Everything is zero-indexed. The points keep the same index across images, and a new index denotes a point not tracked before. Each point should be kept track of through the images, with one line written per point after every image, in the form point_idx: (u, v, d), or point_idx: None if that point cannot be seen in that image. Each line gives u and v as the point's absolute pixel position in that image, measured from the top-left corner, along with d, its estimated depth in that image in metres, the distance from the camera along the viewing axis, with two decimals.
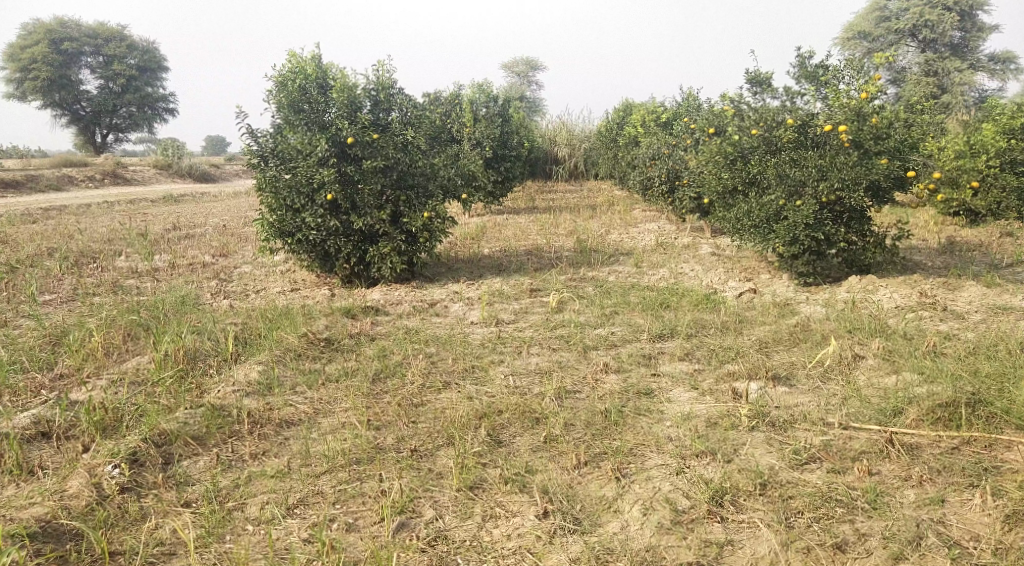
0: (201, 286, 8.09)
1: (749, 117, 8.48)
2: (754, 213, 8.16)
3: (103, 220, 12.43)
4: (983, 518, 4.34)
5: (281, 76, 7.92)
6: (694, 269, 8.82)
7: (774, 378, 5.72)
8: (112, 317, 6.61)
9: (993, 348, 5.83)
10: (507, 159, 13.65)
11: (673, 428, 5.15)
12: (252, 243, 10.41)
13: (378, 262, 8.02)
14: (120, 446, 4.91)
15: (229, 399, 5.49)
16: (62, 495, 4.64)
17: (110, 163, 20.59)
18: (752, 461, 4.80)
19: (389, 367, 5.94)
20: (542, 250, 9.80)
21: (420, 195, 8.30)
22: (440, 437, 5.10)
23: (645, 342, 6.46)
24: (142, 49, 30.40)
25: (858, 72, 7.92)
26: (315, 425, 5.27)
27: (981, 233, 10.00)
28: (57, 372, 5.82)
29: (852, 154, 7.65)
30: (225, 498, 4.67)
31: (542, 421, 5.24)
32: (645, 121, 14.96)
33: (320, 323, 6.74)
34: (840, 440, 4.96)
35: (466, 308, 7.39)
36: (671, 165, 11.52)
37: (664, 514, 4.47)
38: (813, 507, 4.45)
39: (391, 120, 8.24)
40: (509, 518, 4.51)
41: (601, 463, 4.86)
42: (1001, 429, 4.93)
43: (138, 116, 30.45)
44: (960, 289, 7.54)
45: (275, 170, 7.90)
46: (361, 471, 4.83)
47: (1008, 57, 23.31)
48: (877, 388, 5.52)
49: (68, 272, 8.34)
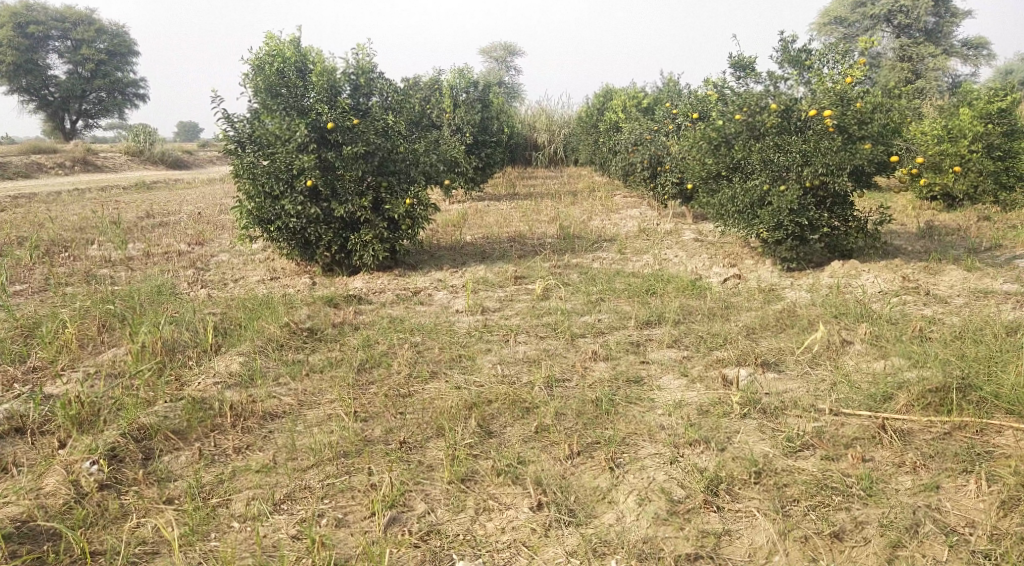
0: (177, 275, 7.92)
1: (732, 102, 8.36)
2: (738, 198, 8.10)
3: (74, 208, 12.15)
4: (978, 504, 4.32)
5: (259, 59, 7.74)
6: (677, 255, 8.77)
7: (763, 364, 5.68)
8: (86, 308, 6.44)
9: (979, 332, 5.81)
10: (487, 145, 13.53)
11: (664, 416, 5.09)
12: (229, 231, 10.24)
13: (360, 250, 7.89)
14: (98, 442, 4.77)
15: (210, 392, 5.36)
16: (39, 493, 4.50)
17: (81, 148, 20.21)
18: (746, 449, 4.75)
19: (374, 357, 5.83)
20: (525, 237, 9.71)
21: (402, 181, 8.16)
22: (429, 429, 5.01)
23: (632, 329, 6.39)
24: (112, 34, 29.90)
25: (841, 57, 7.87)
26: (301, 418, 5.15)
27: (959, 217, 10.02)
28: (30, 365, 5.65)
29: (836, 138, 7.59)
30: (208, 494, 4.55)
31: (532, 411, 5.17)
32: (626, 106, 14.89)
33: (302, 312, 6.61)
34: (831, 426, 4.93)
35: (450, 296, 7.28)
36: (653, 151, 11.44)
37: (660, 505, 4.41)
38: (809, 495, 4.41)
39: (371, 105, 8.08)
40: (502, 511, 4.42)
41: (594, 453, 4.79)
42: (992, 414, 4.90)
43: (109, 102, 29.94)
44: (941, 274, 7.54)
45: (252, 156, 7.75)
46: (348, 464, 4.73)
47: (981, 43, 23.43)
48: (865, 373, 5.48)
49: (39, 262, 8.14)
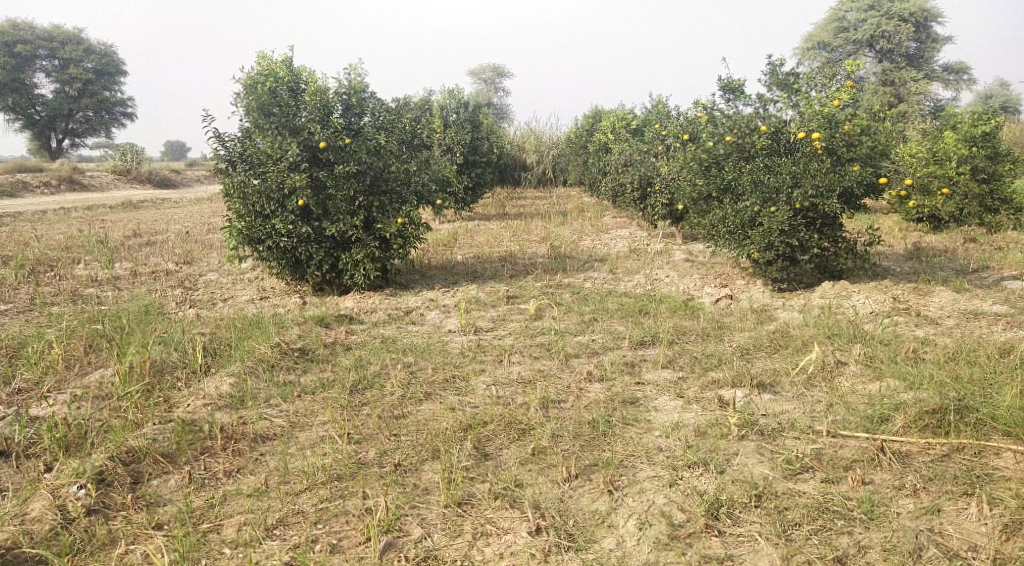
0: (165, 295, 7.83)
1: (722, 124, 8.39)
2: (729, 219, 8.08)
3: (61, 227, 12.04)
4: (980, 527, 4.29)
5: (250, 79, 7.69)
6: (669, 275, 8.75)
7: (759, 386, 5.64)
8: (73, 328, 6.34)
9: (973, 353, 5.79)
10: (477, 165, 13.54)
11: (662, 437, 5.04)
12: (218, 250, 10.15)
13: (350, 269, 7.82)
14: (86, 466, 4.67)
15: (200, 414, 5.26)
16: (24, 519, 4.40)
17: (67, 167, 20.07)
18: (745, 472, 4.70)
19: (367, 378, 5.75)
20: (516, 256, 9.67)
21: (393, 201, 8.12)
22: (424, 451, 4.94)
23: (626, 349, 6.35)
24: (100, 53, 29.87)
25: (828, 80, 7.92)
26: (293, 440, 5.07)
27: (946, 239, 10.06)
28: (16, 386, 5.54)
29: (825, 160, 7.60)
30: (199, 519, 4.46)
31: (528, 432, 5.11)
32: (615, 127, 14.94)
33: (293, 331, 6.53)
34: (830, 448, 4.89)
35: (442, 316, 7.22)
36: (643, 172, 11.43)
37: (660, 529, 4.36)
38: (810, 518, 4.37)
39: (363, 125, 8.05)
40: (500, 535, 4.35)
41: (592, 476, 4.73)
42: (989, 436, 4.87)
43: (96, 121, 29.81)
44: (931, 295, 7.55)
45: (243, 175, 7.69)
46: (342, 488, 4.65)
47: (962, 67, 23.72)
48: (861, 395, 5.44)
49: (25, 281, 8.03)
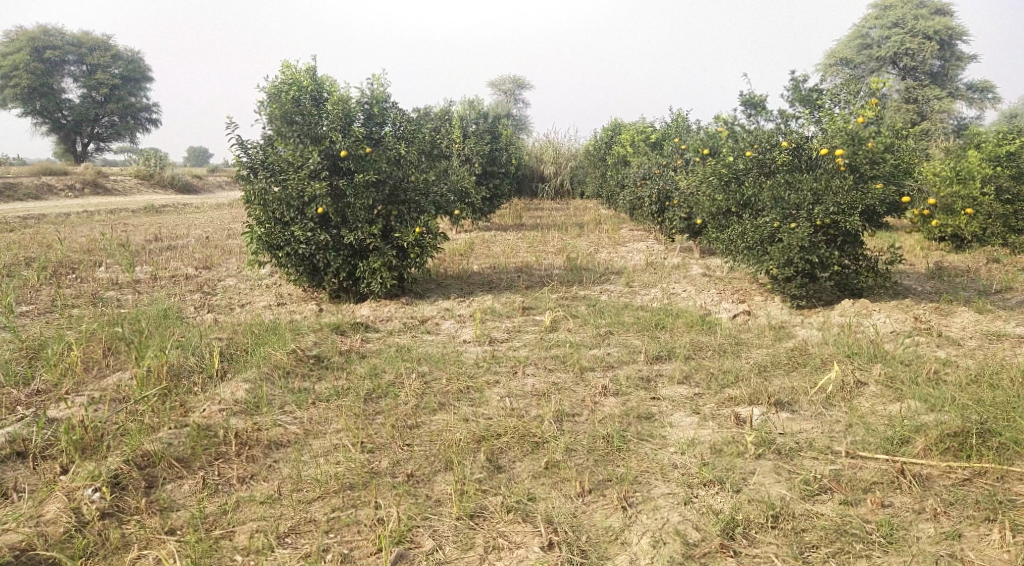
0: (183, 299, 7.86)
1: (743, 139, 8.35)
2: (748, 234, 8.02)
3: (82, 230, 12.13)
4: (1002, 554, 4.20)
5: (275, 87, 7.73)
6: (687, 289, 8.69)
7: (776, 404, 5.57)
8: (91, 330, 6.37)
9: (995, 375, 5.69)
10: (496, 176, 13.55)
11: (677, 454, 4.99)
12: (236, 256, 10.19)
13: (367, 277, 7.82)
14: (101, 469, 4.68)
15: (215, 419, 5.26)
16: (39, 521, 4.40)
17: (90, 171, 20.25)
18: (761, 492, 4.64)
19: (381, 387, 5.73)
20: (533, 268, 9.64)
21: (411, 210, 8.12)
22: (437, 462, 4.91)
23: (642, 363, 6.30)
24: (126, 60, 30.22)
25: (852, 97, 7.84)
26: (306, 447, 5.06)
27: (968, 259, 9.95)
28: (34, 387, 5.56)
29: (848, 178, 7.54)
30: (212, 525, 4.45)
31: (542, 446, 5.07)
32: (635, 140, 14.91)
33: (309, 338, 6.52)
34: (848, 469, 4.82)
35: (458, 326, 7.20)
36: (662, 185, 11.39)
37: (675, 548, 4.30)
38: (828, 541, 4.30)
39: (384, 134, 8.06)
40: (513, 550, 4.31)
41: (606, 491, 4.69)
42: (1012, 461, 4.79)
43: (121, 126, 30.12)
44: (953, 315, 7.45)
45: (263, 182, 7.72)
46: (355, 497, 4.63)
47: (986, 86, 23.52)
48: (881, 415, 5.36)
49: (46, 282, 8.09)
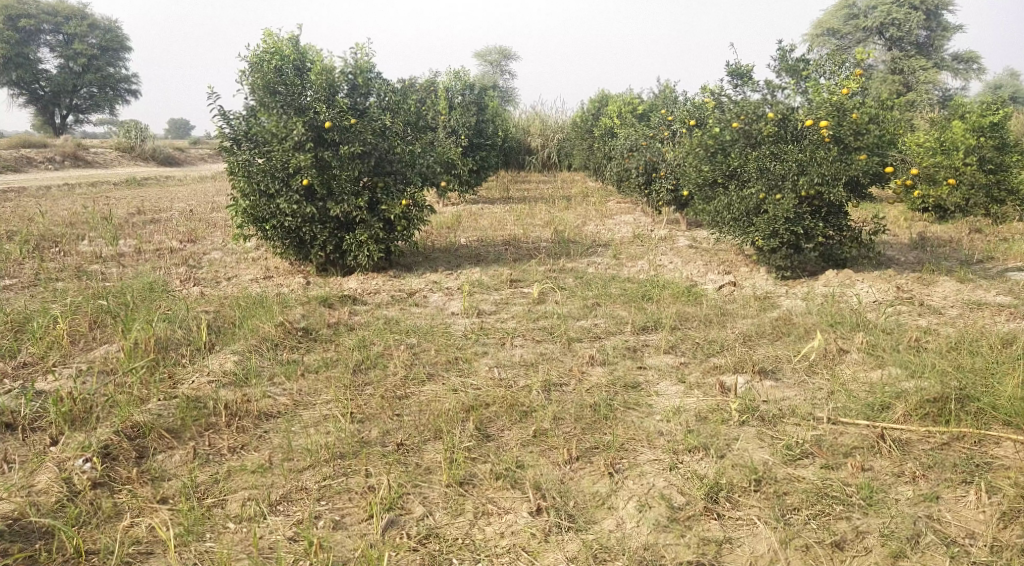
0: (169, 272, 7.85)
1: (729, 110, 8.30)
2: (734, 206, 8.07)
3: (65, 203, 12.06)
4: (978, 515, 4.32)
5: (256, 56, 7.68)
6: (672, 261, 8.75)
7: (760, 371, 5.65)
8: (77, 303, 6.37)
9: (975, 343, 5.78)
10: (482, 148, 13.58)
11: (663, 422, 5.07)
12: (221, 230, 10.17)
13: (354, 250, 7.83)
14: (92, 440, 4.72)
15: (204, 391, 5.30)
16: (31, 491, 4.46)
17: (70, 144, 20.09)
18: (745, 457, 4.74)
19: (370, 358, 5.78)
20: (519, 240, 9.66)
21: (398, 182, 8.10)
22: (427, 431, 4.98)
23: (628, 334, 6.36)
24: (105, 30, 29.83)
25: (837, 68, 7.86)
26: (296, 418, 5.11)
27: (951, 230, 10.04)
28: (21, 360, 5.58)
29: (832, 149, 7.57)
30: (203, 494, 4.50)
31: (530, 415, 5.14)
32: (622, 112, 14.88)
33: (296, 311, 6.55)
34: (830, 435, 4.92)
35: (446, 298, 7.24)
36: (649, 157, 11.39)
37: (660, 511, 4.39)
38: (809, 503, 4.40)
39: (369, 105, 8.04)
40: (502, 515, 4.39)
41: (594, 458, 4.77)
42: (989, 425, 4.89)
43: (100, 97, 29.79)
44: (934, 285, 7.54)
45: (248, 153, 7.72)
46: (345, 465, 4.69)
47: (971, 57, 23.55)
48: (862, 383, 5.45)
49: (29, 256, 8.05)
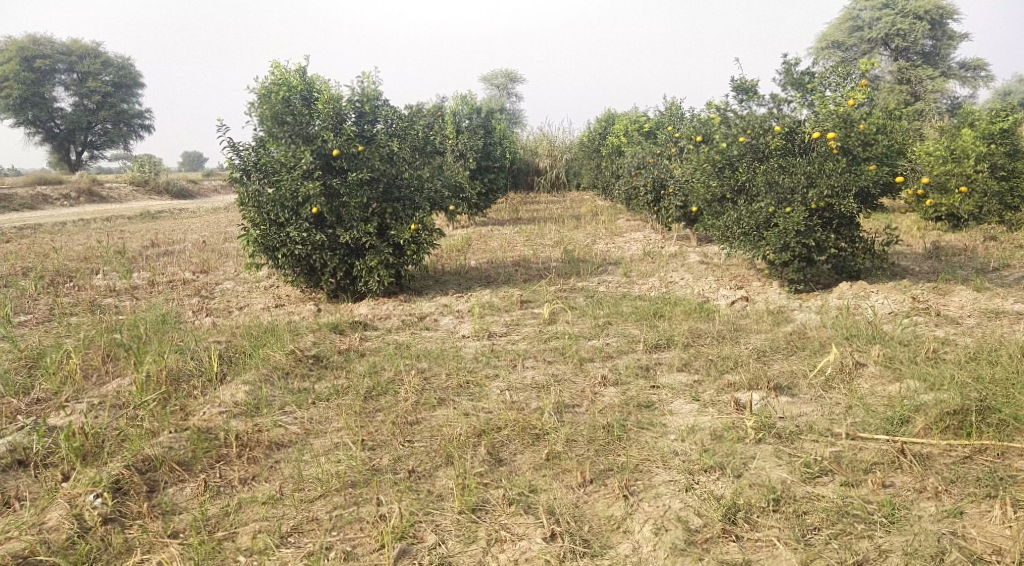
0: (181, 303, 7.87)
1: (735, 125, 8.28)
2: (744, 221, 7.99)
3: (79, 238, 12.10)
4: (1004, 530, 4.22)
5: (264, 88, 7.69)
6: (684, 278, 8.69)
7: (775, 388, 5.56)
8: (90, 337, 6.36)
9: (995, 352, 5.67)
10: (490, 170, 13.59)
11: (678, 441, 5.00)
12: (233, 259, 10.18)
13: (365, 275, 7.81)
14: (103, 475, 4.69)
15: (215, 422, 5.27)
16: (42, 528, 4.43)
17: (86, 180, 20.24)
18: (763, 476, 4.65)
19: (380, 384, 5.73)
20: (529, 261, 9.62)
21: (406, 207, 8.09)
22: (438, 457, 4.92)
23: (641, 353, 6.29)
24: (118, 66, 30.36)
25: (843, 79, 7.78)
26: (307, 447, 5.06)
27: (965, 238, 9.92)
28: (34, 396, 5.58)
29: (841, 160, 7.50)
30: (214, 527, 4.47)
31: (543, 438, 5.08)
32: (628, 130, 14.84)
33: (307, 339, 6.52)
34: (849, 451, 4.83)
35: (456, 321, 7.20)
36: (656, 174, 11.31)
37: (677, 534, 4.32)
38: (829, 522, 4.32)
39: (376, 132, 8.03)
40: (515, 542, 4.34)
41: (608, 481, 4.70)
42: (1012, 437, 4.79)
43: (114, 133, 30.16)
44: (950, 294, 7.44)
45: (257, 183, 7.73)
46: (357, 494, 4.64)
47: (979, 65, 23.44)
48: (880, 397, 5.36)
49: (44, 292, 8.08)
